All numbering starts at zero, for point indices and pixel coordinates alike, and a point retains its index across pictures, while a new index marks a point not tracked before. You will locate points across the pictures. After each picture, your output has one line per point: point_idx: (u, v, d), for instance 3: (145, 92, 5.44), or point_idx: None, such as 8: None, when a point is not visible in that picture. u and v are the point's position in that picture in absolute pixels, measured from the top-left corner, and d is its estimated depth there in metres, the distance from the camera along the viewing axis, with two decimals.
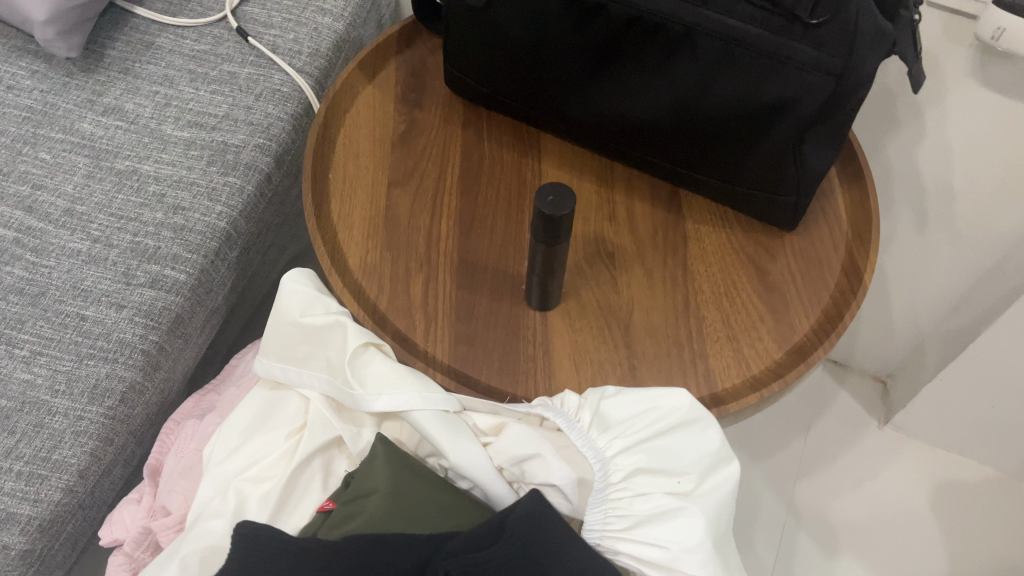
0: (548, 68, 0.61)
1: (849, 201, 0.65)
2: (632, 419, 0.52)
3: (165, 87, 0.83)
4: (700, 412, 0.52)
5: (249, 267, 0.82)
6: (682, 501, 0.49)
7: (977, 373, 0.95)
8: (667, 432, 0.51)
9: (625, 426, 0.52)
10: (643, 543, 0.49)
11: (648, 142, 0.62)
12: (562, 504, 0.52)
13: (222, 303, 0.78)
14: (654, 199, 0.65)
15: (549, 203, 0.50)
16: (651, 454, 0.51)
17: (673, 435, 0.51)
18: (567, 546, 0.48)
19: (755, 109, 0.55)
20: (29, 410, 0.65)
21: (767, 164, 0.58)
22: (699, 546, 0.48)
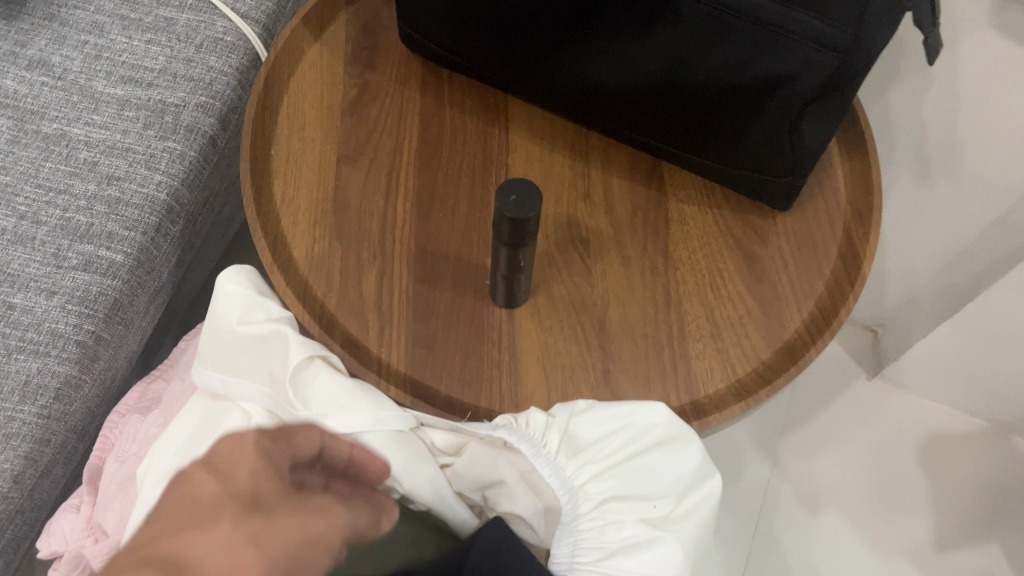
0: (516, 27, 0.53)
1: (849, 175, 0.59)
2: (604, 439, 0.47)
3: (95, 37, 0.75)
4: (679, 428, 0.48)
5: (197, 237, 0.75)
6: (658, 532, 0.45)
7: (974, 331, 0.91)
8: (642, 452, 0.47)
9: (596, 448, 0.47)
10: None
11: (627, 114, 0.55)
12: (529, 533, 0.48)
13: (168, 280, 0.72)
14: (634, 175, 0.58)
15: (510, 203, 0.44)
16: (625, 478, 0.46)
17: (649, 456, 0.47)
18: None
19: (746, 84, 0.48)
20: None
21: (760, 144, 0.52)
22: None
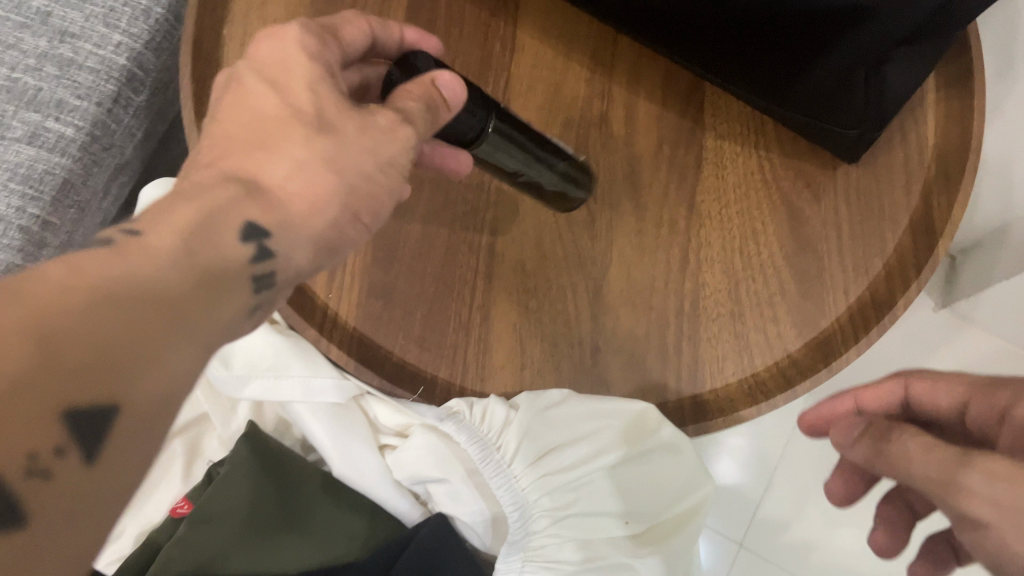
0: None
1: (943, 119, 0.46)
2: (566, 449, 0.40)
3: None
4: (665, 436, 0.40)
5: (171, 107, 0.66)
6: (622, 559, 0.40)
7: None
8: (613, 464, 0.41)
9: (556, 459, 0.41)
10: None
11: (659, 25, 0.43)
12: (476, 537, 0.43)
13: (134, 158, 0.63)
14: (667, 99, 0.47)
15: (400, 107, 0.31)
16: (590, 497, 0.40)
17: (621, 469, 0.41)
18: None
19: (810, 14, 0.36)
20: None
21: (821, 84, 0.40)
22: None
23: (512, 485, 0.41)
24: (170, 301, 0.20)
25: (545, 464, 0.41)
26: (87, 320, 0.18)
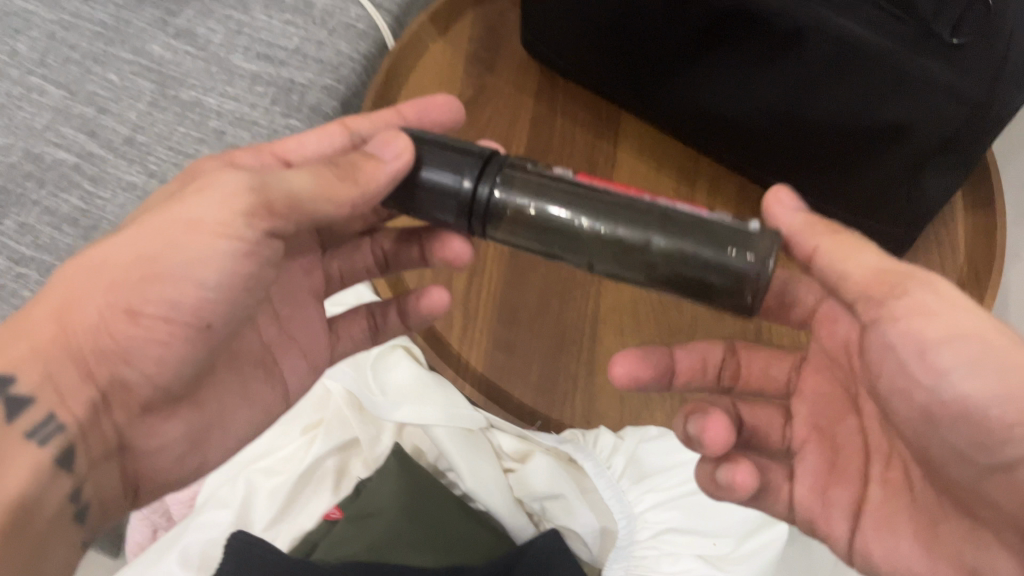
0: (636, 42, 0.53)
1: (972, 230, 0.56)
2: (667, 472, 0.50)
3: (239, 13, 0.79)
4: None
5: None
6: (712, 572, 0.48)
7: None
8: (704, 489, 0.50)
9: (658, 480, 0.50)
10: None
11: (738, 142, 0.54)
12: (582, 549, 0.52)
13: None
14: (742, 205, 0.57)
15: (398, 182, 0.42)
16: (685, 514, 0.50)
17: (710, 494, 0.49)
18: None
19: (864, 127, 0.47)
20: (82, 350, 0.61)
21: (871, 190, 0.50)
22: None
23: (622, 499, 0.50)
24: (108, 393, 0.33)
25: (648, 485, 0.50)
26: (65, 396, 0.31)
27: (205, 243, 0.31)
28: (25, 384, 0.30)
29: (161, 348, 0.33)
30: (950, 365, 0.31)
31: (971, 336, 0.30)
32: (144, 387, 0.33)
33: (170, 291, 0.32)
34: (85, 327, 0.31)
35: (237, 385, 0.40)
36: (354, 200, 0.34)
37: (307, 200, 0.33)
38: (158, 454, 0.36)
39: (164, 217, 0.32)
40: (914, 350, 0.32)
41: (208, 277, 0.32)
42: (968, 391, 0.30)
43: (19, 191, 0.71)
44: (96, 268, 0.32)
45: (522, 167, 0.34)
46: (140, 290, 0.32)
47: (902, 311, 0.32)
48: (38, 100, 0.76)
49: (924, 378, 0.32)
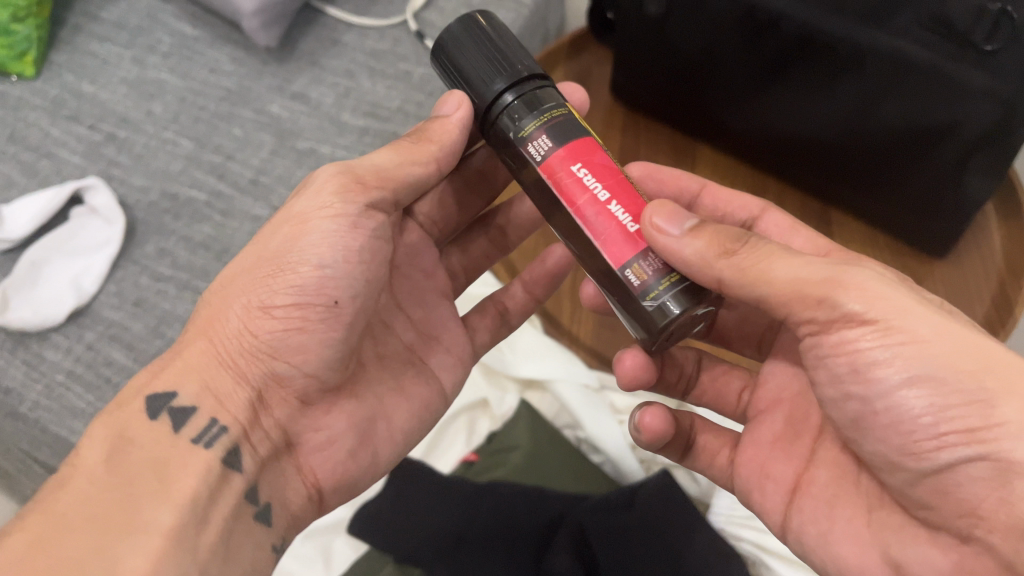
0: (714, 76, 0.64)
1: (1009, 233, 0.65)
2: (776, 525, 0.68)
3: (346, 80, 0.91)
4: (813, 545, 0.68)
5: None
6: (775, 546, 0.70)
7: None
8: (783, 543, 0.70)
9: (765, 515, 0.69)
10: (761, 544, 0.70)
11: (804, 158, 0.64)
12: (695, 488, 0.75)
13: None
14: (806, 217, 0.67)
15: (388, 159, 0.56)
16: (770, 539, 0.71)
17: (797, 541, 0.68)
18: (695, 530, 0.70)
19: (916, 133, 0.56)
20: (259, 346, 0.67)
21: (930, 189, 0.59)
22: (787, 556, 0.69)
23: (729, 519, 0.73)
24: (257, 392, 0.53)
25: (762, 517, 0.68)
26: (213, 399, 0.51)
27: (309, 243, 0.51)
28: (187, 397, 0.51)
29: (300, 334, 0.52)
30: (894, 372, 0.45)
31: (906, 339, 0.45)
32: (294, 374, 0.53)
33: (305, 273, 0.51)
34: (232, 337, 0.52)
35: (389, 381, 0.61)
36: (434, 151, 0.55)
37: (397, 169, 0.54)
38: (324, 439, 0.56)
39: (300, 215, 0.53)
40: (855, 358, 0.46)
41: (321, 257, 0.51)
42: (910, 399, 0.45)
43: (157, 222, 0.81)
44: (247, 258, 0.54)
45: (533, 115, 0.50)
46: (269, 289, 0.52)
47: (835, 317, 0.46)
48: (172, 150, 0.87)
49: (859, 390, 0.47)
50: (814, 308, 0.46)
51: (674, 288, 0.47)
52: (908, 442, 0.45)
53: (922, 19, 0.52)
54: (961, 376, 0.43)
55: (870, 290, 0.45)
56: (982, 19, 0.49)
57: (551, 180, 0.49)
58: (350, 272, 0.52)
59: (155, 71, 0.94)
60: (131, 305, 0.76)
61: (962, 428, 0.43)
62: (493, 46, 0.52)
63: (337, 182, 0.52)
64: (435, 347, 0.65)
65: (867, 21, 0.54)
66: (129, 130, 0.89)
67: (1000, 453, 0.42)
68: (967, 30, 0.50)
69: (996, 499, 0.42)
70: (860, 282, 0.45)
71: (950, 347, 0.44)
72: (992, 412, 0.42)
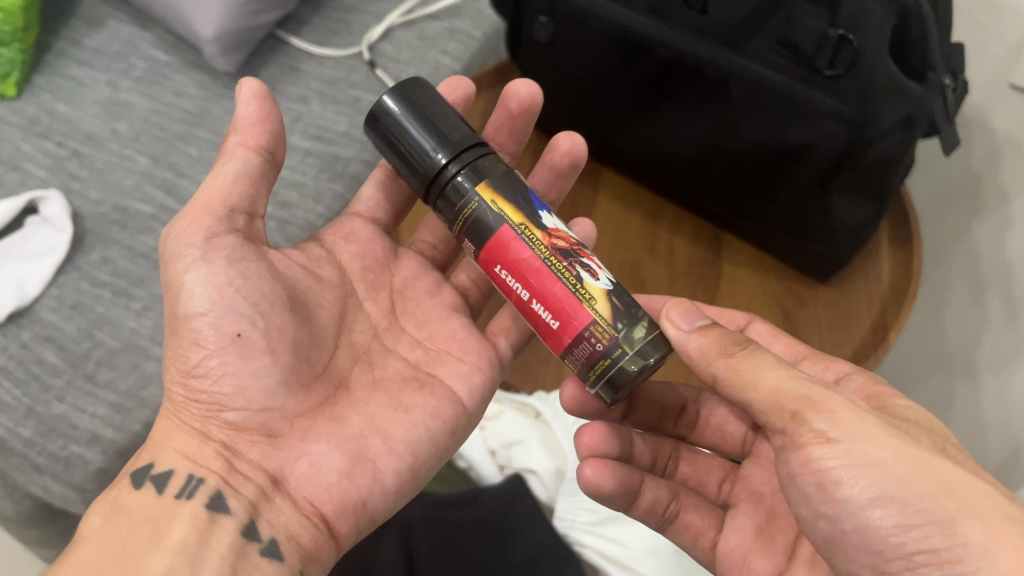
0: (607, 100, 0.70)
1: (894, 263, 0.71)
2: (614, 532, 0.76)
3: (299, 105, 0.95)
4: (662, 553, 0.75)
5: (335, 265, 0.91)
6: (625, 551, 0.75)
7: None
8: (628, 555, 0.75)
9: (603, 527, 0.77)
10: (609, 543, 0.76)
11: (691, 179, 0.71)
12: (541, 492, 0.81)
13: None
14: (697, 241, 0.75)
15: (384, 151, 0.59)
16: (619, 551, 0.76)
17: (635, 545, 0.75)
18: (537, 526, 0.76)
19: (780, 150, 0.62)
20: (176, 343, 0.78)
21: (800, 206, 0.65)
22: (649, 549, 0.75)
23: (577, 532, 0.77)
24: (227, 447, 0.53)
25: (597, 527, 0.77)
26: (182, 459, 0.52)
27: (189, 302, 0.52)
28: (163, 466, 0.52)
29: (226, 376, 0.52)
30: (860, 490, 0.44)
31: (868, 462, 0.44)
32: (245, 416, 0.53)
33: (198, 324, 0.52)
34: (184, 407, 0.54)
35: (386, 399, 0.57)
36: (239, 139, 0.56)
37: (232, 184, 0.55)
38: (327, 472, 0.53)
39: (169, 284, 0.54)
40: (823, 476, 0.45)
41: (200, 304, 0.52)
42: (875, 518, 0.44)
43: (104, 232, 0.86)
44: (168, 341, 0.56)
45: (474, 192, 0.54)
46: (185, 356, 0.53)
47: (800, 432, 0.46)
48: (130, 166, 0.92)
49: (827, 506, 0.46)
50: (786, 422, 0.47)
51: (619, 363, 0.50)
52: (876, 560, 0.45)
53: (774, 45, 0.58)
54: (925, 497, 0.43)
55: (841, 415, 0.45)
56: (824, 45, 0.55)
57: (489, 274, 0.55)
58: (235, 300, 0.52)
59: (125, 94, 0.99)
60: (68, 308, 0.80)
61: (930, 550, 0.43)
62: (429, 119, 0.56)
63: (179, 233, 0.54)
64: (445, 358, 0.61)
65: (727, 47, 0.60)
66: (93, 147, 0.94)
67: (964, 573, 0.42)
68: (812, 55, 0.56)
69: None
70: (827, 402, 0.46)
71: (915, 472, 0.44)
72: (954, 533, 0.42)
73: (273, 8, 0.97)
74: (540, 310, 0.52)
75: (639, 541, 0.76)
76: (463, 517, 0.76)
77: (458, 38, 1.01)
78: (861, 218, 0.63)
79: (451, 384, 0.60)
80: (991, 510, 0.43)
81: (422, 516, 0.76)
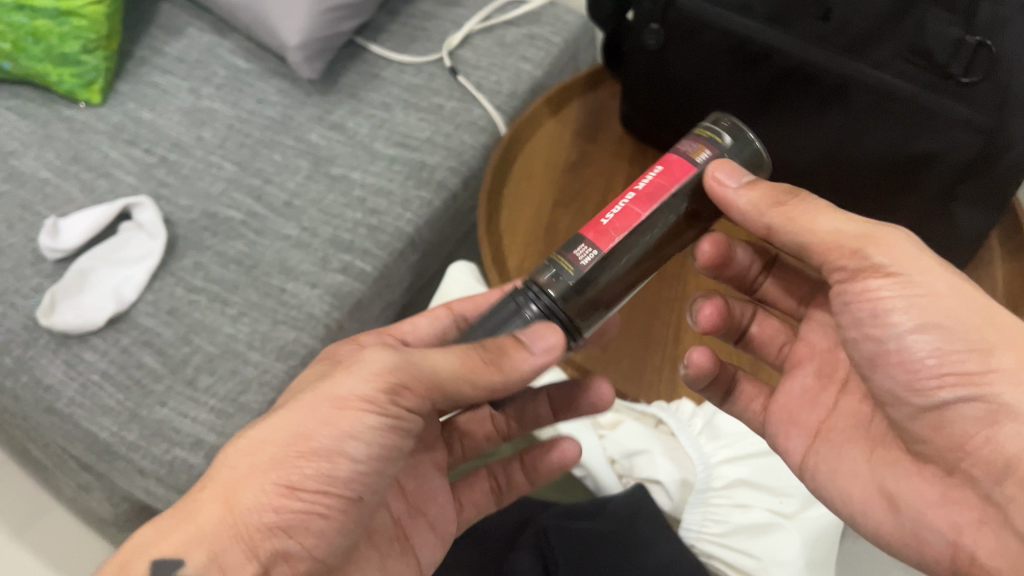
0: (717, 109, 0.72)
1: (1008, 272, 0.72)
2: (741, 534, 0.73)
3: (382, 112, 0.96)
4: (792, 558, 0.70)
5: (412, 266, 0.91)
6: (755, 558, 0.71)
7: None
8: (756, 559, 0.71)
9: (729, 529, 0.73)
10: (734, 550, 0.72)
11: (802, 186, 0.72)
12: (665, 502, 0.77)
13: (384, 298, 0.90)
14: None
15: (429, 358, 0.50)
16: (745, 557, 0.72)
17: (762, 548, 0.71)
18: (663, 539, 0.73)
19: (906, 159, 0.63)
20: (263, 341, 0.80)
21: (920, 214, 0.66)
22: (781, 559, 0.70)
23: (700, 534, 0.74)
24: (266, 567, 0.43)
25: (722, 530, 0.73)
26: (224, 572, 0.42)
27: (351, 441, 0.45)
28: (191, 567, 0.42)
29: (319, 521, 0.44)
30: (906, 318, 0.45)
31: (923, 293, 0.45)
32: (303, 557, 0.45)
33: (342, 465, 0.45)
34: (246, 503, 0.43)
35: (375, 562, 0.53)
36: (495, 382, 0.45)
37: (451, 378, 0.45)
38: None
39: (333, 391, 0.45)
40: (876, 305, 0.46)
41: (361, 450, 0.45)
42: (917, 344, 0.45)
43: (196, 238, 0.87)
44: (269, 422, 0.45)
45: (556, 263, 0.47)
46: (299, 465, 0.44)
47: (859, 268, 0.46)
48: (216, 173, 0.93)
49: (876, 330, 0.47)
50: (842, 253, 0.47)
51: (712, 129, 0.51)
52: (913, 379, 0.46)
53: (902, 53, 0.59)
54: (967, 329, 0.44)
55: (898, 248, 0.46)
56: (958, 53, 0.56)
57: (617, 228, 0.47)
58: (376, 467, 0.46)
59: (208, 101, 1.00)
60: (165, 313, 0.81)
61: (961, 372, 0.44)
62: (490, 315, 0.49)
63: (389, 361, 0.46)
64: (422, 521, 0.58)
65: (850, 55, 0.62)
66: (179, 154, 0.95)
67: (990, 394, 0.43)
68: (946, 63, 0.57)
69: (983, 435, 0.44)
70: (885, 239, 0.46)
71: (964, 306, 0.45)
72: (990, 358, 0.43)
73: (355, 16, 0.98)
74: (645, 179, 0.48)
75: (770, 551, 0.71)
76: (586, 527, 0.73)
77: (538, 45, 1.01)
78: (985, 227, 0.64)
79: (421, 556, 0.57)
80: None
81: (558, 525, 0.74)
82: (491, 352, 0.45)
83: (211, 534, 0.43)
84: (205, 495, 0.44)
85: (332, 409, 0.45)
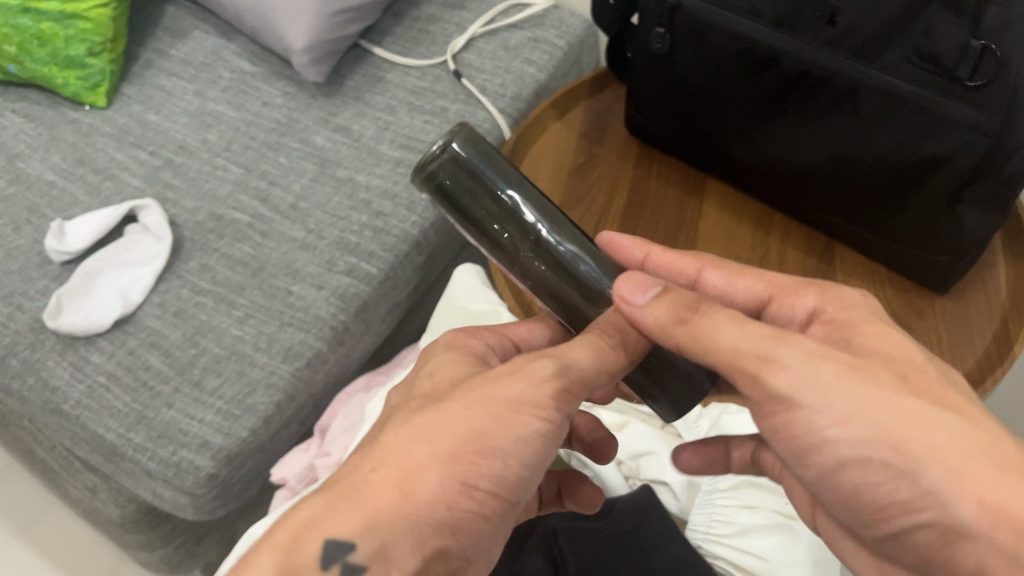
0: (725, 111, 0.73)
1: (1014, 274, 0.72)
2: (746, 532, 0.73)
3: (387, 115, 0.96)
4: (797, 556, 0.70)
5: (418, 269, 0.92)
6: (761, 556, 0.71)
7: None
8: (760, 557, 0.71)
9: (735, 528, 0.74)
10: (738, 549, 0.73)
11: (810, 187, 0.72)
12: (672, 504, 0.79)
13: (389, 299, 0.90)
14: (809, 250, 0.77)
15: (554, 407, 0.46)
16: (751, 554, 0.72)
17: (768, 546, 0.71)
18: (672, 538, 0.73)
19: (915, 161, 0.63)
20: (270, 343, 0.80)
21: (928, 217, 0.66)
22: (786, 559, 0.70)
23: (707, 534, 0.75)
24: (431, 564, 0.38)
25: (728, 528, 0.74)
26: (391, 566, 0.37)
27: (528, 428, 0.40)
28: (362, 556, 0.36)
29: (482, 523, 0.40)
30: (836, 450, 0.38)
31: (836, 422, 0.38)
32: (459, 559, 0.39)
33: (515, 461, 0.40)
34: (420, 490, 0.38)
35: None
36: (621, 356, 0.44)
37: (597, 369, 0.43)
38: None
39: (516, 370, 0.41)
40: (797, 441, 0.39)
41: (541, 430, 0.41)
42: (855, 478, 0.38)
43: (202, 240, 0.87)
44: (431, 402, 0.41)
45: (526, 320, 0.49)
46: (483, 457, 0.39)
47: (771, 404, 0.39)
48: (222, 176, 0.93)
49: (808, 463, 0.40)
50: (750, 380, 0.40)
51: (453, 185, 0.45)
52: (867, 511, 0.39)
53: (910, 55, 0.59)
54: (906, 449, 0.37)
55: (792, 371, 0.38)
56: (966, 58, 0.57)
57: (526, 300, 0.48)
58: (538, 475, 0.42)
59: (213, 103, 1.00)
60: (171, 315, 0.82)
61: (902, 497, 0.37)
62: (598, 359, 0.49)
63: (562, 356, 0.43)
64: None
65: (858, 58, 0.62)
66: (185, 156, 0.95)
67: (941, 516, 0.36)
68: (954, 66, 0.57)
69: (947, 562, 0.37)
70: (789, 359, 0.39)
71: (888, 418, 0.37)
72: (919, 480, 0.36)
73: (361, 19, 0.98)
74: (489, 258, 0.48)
75: (775, 552, 0.71)
76: (597, 528, 0.74)
77: (542, 47, 1.01)
78: (991, 231, 0.64)
79: None
80: (967, 431, 0.36)
81: (567, 527, 0.74)
82: (612, 336, 0.43)
83: (403, 523, 0.37)
84: (364, 492, 0.38)
85: (494, 387, 0.41)
